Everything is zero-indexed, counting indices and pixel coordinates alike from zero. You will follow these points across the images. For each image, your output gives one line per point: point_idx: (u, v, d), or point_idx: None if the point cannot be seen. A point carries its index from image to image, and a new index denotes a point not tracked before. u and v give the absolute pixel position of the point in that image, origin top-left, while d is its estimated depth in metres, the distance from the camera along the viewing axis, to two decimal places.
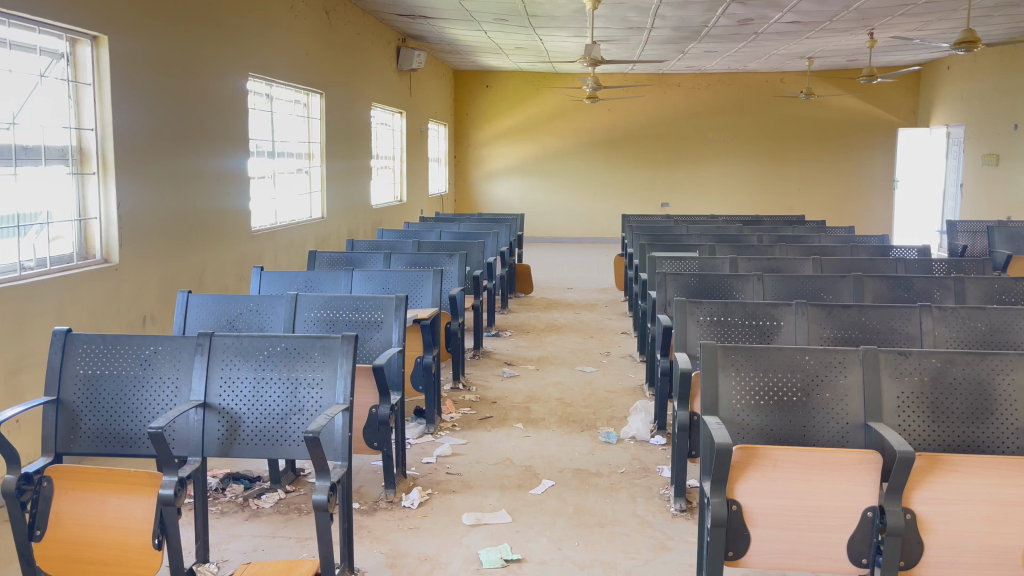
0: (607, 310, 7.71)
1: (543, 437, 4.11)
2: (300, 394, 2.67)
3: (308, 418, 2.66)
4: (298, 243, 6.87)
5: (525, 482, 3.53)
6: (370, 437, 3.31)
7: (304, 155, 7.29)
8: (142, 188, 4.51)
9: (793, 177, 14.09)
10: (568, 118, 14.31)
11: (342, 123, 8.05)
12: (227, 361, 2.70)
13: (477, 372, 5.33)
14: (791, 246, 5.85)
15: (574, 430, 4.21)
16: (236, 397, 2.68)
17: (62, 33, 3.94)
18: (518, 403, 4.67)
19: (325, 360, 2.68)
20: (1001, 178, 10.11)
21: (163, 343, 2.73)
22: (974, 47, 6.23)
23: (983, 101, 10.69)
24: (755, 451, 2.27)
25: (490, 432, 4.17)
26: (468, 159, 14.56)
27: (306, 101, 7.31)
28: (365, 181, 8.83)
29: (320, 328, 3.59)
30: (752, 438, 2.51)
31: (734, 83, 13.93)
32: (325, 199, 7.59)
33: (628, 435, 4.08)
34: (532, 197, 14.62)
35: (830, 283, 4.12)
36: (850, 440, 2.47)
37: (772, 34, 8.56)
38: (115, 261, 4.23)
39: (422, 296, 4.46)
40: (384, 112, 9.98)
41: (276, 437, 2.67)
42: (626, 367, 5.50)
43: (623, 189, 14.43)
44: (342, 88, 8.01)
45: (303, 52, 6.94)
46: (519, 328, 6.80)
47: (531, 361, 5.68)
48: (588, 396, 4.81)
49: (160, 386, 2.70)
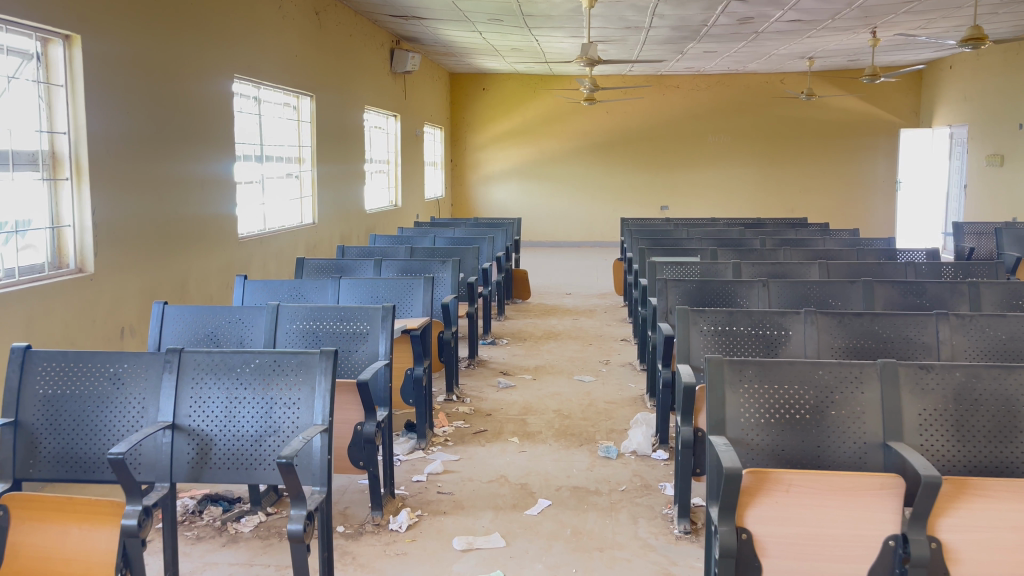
0: (606, 316, 7.53)
1: (539, 452, 3.92)
2: (275, 415, 2.49)
3: (285, 439, 2.47)
4: (287, 249, 6.67)
5: (520, 502, 3.34)
6: (354, 456, 3.12)
7: (295, 160, 7.10)
8: (121, 195, 4.33)
9: (792, 179, 13.92)
10: (565, 121, 14.12)
11: (334, 126, 7.87)
12: (197, 379, 2.53)
13: (473, 383, 5.15)
14: (795, 250, 5.68)
15: (572, 444, 4.02)
16: (207, 418, 2.50)
17: (31, 32, 3.77)
18: (513, 416, 4.48)
19: (303, 377, 2.50)
20: (1006, 179, 9.95)
21: (129, 360, 2.55)
22: (981, 44, 6.04)
23: (987, 101, 10.51)
24: (766, 475, 2.10)
25: (483, 447, 3.99)
26: (465, 163, 14.41)
27: (297, 104, 7.14)
28: (358, 185, 8.67)
29: (301, 341, 3.40)
30: (762, 460, 2.32)
31: (733, 84, 13.75)
32: (317, 205, 7.41)
33: (628, 449, 3.88)
34: (532, 201, 14.45)
35: (839, 289, 3.95)
36: (870, 460, 2.28)
37: (773, 33, 8.37)
38: (90, 270, 4.04)
39: (413, 305, 4.27)
40: (377, 115, 9.81)
41: (249, 461, 2.48)
42: (626, 376, 5.31)
43: (621, 192, 14.26)
44: (334, 91, 7.84)
45: (292, 53, 6.76)
46: (516, 335, 6.62)
47: (528, 370, 5.49)
48: (587, 408, 4.62)
49: (127, 407, 2.52)
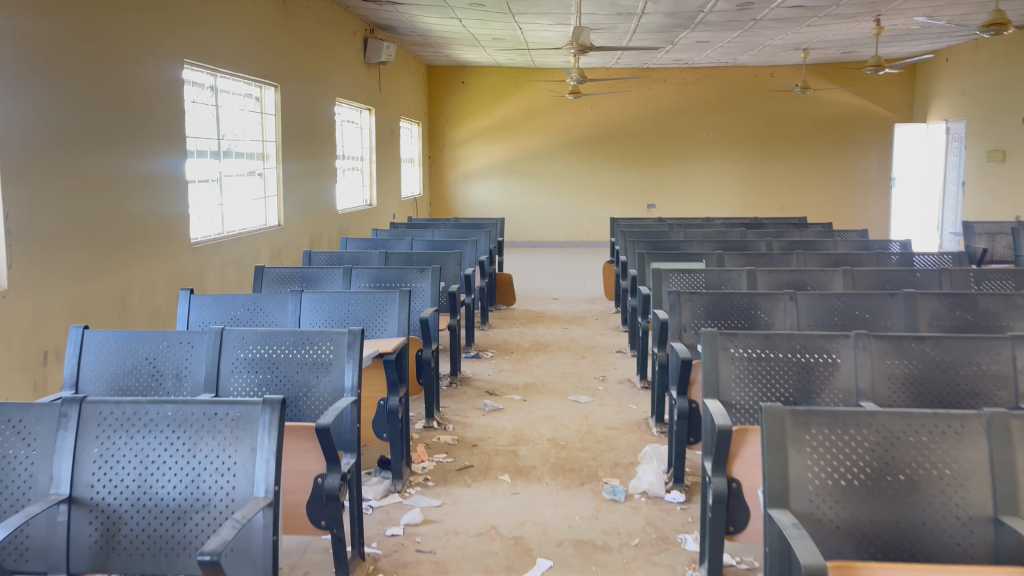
0: (598, 323, 7.00)
1: (535, 494, 3.38)
2: (204, 484, 1.91)
3: (216, 517, 1.90)
4: (249, 255, 6.07)
5: (516, 562, 2.79)
6: (315, 514, 2.56)
7: (258, 156, 6.49)
8: (44, 196, 3.73)
9: (783, 177, 13.50)
10: (548, 116, 13.60)
11: (301, 119, 7.26)
12: (103, 436, 1.95)
13: (455, 406, 4.59)
14: (809, 255, 5.17)
15: (572, 484, 3.48)
16: (115, 487, 1.92)
17: None
18: (502, 447, 3.93)
19: (240, 435, 1.92)
20: (1007, 176, 9.57)
21: (15, 412, 1.96)
22: (1005, 30, 5.60)
23: (986, 96, 10.14)
24: (854, 571, 1.57)
25: (470, 488, 3.44)
26: (444, 159, 13.83)
27: (261, 95, 6.54)
28: (329, 183, 8.08)
29: (252, 373, 2.81)
30: (839, 541, 1.78)
31: (722, 78, 13.30)
32: (283, 205, 6.81)
33: (638, 489, 3.35)
34: (513, 199, 13.90)
35: (878, 303, 3.45)
36: (976, 541, 1.75)
37: (772, 21, 7.89)
38: (2, 285, 3.44)
39: (387, 322, 3.70)
40: (351, 109, 9.20)
41: (166, 544, 1.89)
42: (625, 396, 4.78)
43: (606, 191, 13.77)
44: (301, 81, 7.23)
45: (253, 39, 6.16)
46: (502, 347, 6.07)
47: (516, 390, 4.93)
48: (586, 435, 4.08)
49: (9, 473, 1.93)
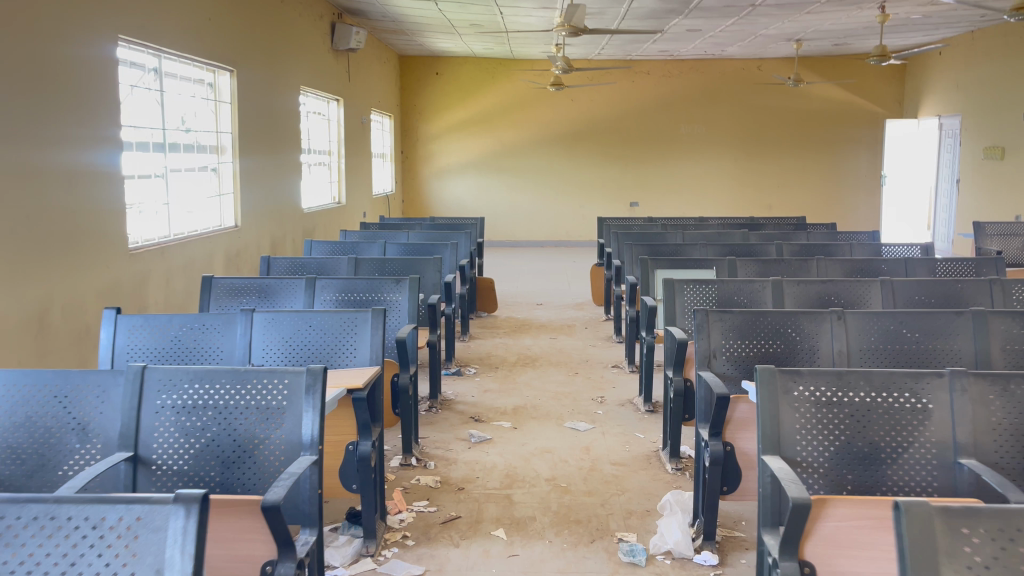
0: (588, 332, 6.45)
1: (537, 555, 2.79)
2: None
3: None
4: (199, 260, 5.40)
5: None
6: None
7: (212, 150, 5.83)
8: None
9: (770, 173, 13.08)
10: (526, 109, 13.02)
11: (263, 110, 6.61)
12: None
13: (436, 436, 3.98)
14: (829, 262, 4.65)
15: (581, 540, 2.90)
16: None
17: None
18: (493, 490, 3.34)
19: (138, 549, 1.31)
20: (1006, 174, 9.20)
21: None
22: None
23: (983, 90, 9.76)
24: None
25: (457, 548, 2.85)
26: (417, 154, 13.18)
27: (214, 81, 5.88)
28: (295, 179, 7.43)
29: (183, 424, 2.18)
30: None
31: (706, 71, 12.83)
32: (240, 204, 6.16)
33: (661, 549, 2.79)
34: (490, 197, 13.31)
35: (941, 323, 2.93)
36: None
37: (772, 7, 7.40)
38: None
39: (356, 346, 3.08)
40: (318, 99, 8.53)
41: None
42: (629, 421, 4.22)
43: (588, 188, 13.24)
44: (262, 68, 6.58)
45: (204, 17, 5.50)
46: (485, 361, 5.48)
47: (505, 415, 4.34)
48: (590, 474, 3.51)
49: None
